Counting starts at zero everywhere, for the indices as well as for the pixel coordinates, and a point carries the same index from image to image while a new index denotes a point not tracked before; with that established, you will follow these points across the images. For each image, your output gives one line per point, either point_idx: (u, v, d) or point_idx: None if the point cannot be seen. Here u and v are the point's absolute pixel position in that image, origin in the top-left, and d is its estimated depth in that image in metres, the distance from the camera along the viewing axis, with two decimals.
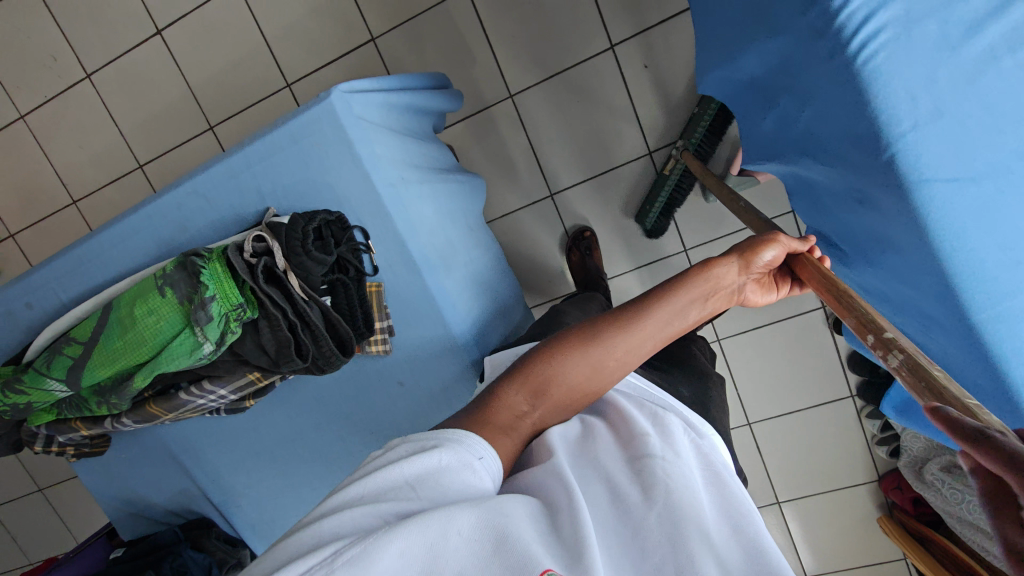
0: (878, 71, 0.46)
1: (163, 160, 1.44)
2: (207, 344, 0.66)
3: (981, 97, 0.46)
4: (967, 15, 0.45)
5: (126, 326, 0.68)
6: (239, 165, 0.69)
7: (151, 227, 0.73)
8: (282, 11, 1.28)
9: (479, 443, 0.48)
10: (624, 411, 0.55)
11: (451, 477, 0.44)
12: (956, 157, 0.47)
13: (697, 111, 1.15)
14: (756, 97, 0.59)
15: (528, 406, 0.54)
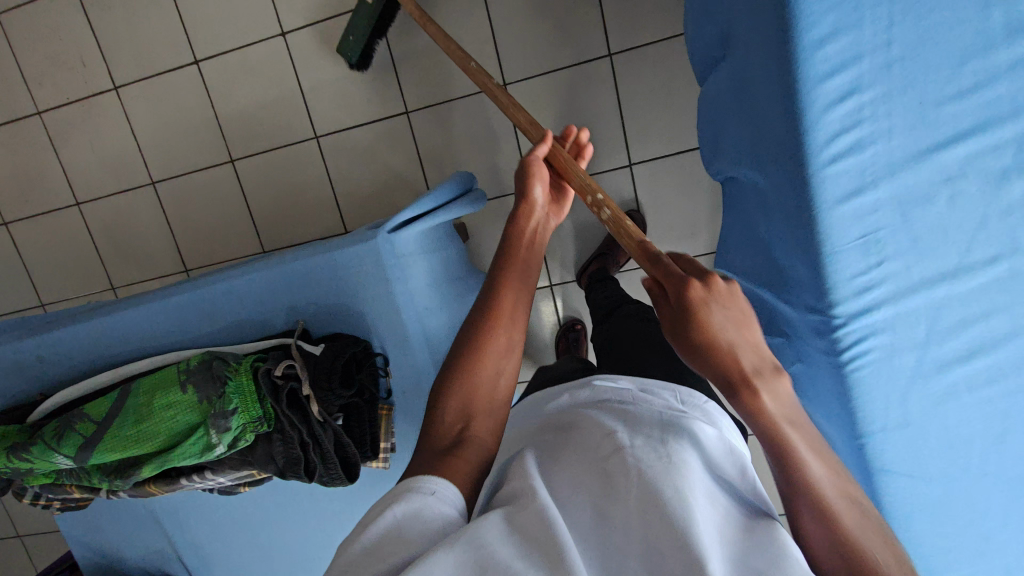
0: (861, 379, 0.57)
1: (177, 181, 1.44)
2: (219, 446, 0.70)
3: (942, 419, 0.58)
4: (939, 357, 0.56)
5: (142, 416, 0.71)
6: (279, 279, 0.73)
7: (180, 314, 0.76)
8: (323, 68, 1.32)
9: (432, 481, 0.48)
10: (588, 413, 0.53)
11: (410, 523, 0.44)
12: (911, 459, 0.59)
13: None
14: (763, 321, 0.69)
15: (457, 424, 0.55)
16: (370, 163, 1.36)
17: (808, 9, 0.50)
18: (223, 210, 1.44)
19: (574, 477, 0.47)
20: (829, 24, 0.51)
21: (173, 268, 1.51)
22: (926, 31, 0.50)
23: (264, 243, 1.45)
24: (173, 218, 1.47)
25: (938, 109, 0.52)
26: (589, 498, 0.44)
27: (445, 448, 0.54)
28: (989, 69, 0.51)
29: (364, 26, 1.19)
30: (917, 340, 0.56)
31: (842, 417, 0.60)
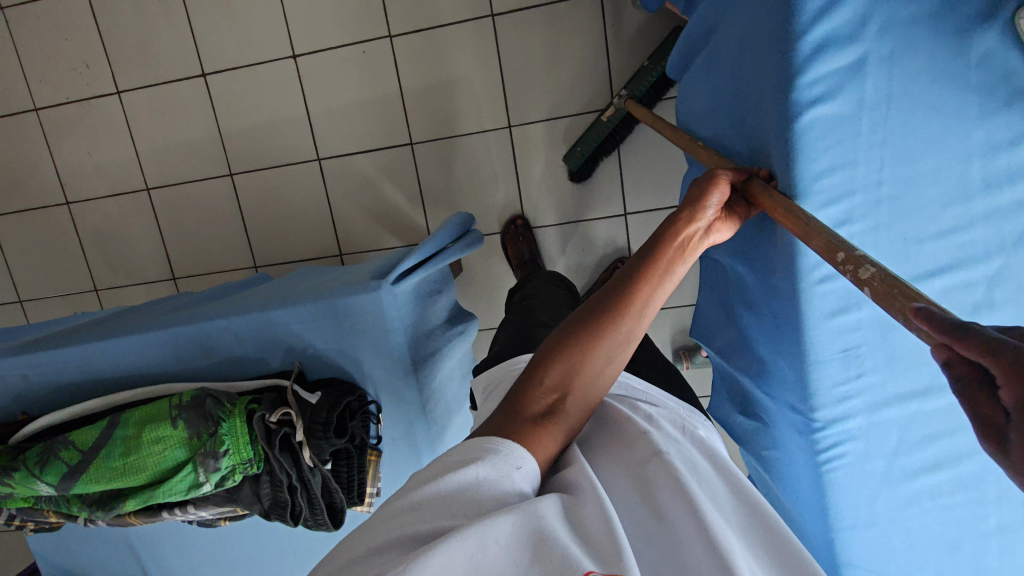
0: (834, 480, 0.59)
1: (173, 190, 1.44)
2: (206, 485, 0.70)
3: (906, 524, 0.61)
4: (908, 466, 0.58)
5: (130, 449, 0.71)
6: (278, 320, 0.74)
7: (174, 345, 0.76)
8: (332, 93, 1.33)
9: (520, 455, 0.48)
10: (623, 413, 0.57)
11: (490, 488, 0.45)
12: (875, 555, 0.62)
13: (646, 65, 1.16)
14: (742, 401, 0.73)
15: (558, 400, 0.53)
16: (370, 190, 1.37)
17: (809, 143, 0.50)
18: (217, 222, 1.44)
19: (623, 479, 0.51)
20: (826, 159, 0.51)
21: (160, 276, 1.50)
22: (911, 176, 0.52)
23: (255, 259, 1.45)
24: (165, 226, 1.47)
25: (919, 245, 0.53)
26: (634, 497, 0.48)
27: (538, 417, 0.52)
28: (968, 215, 0.52)
29: (596, 138, 1.21)
30: (887, 451, 0.58)
31: (814, 510, 0.63)
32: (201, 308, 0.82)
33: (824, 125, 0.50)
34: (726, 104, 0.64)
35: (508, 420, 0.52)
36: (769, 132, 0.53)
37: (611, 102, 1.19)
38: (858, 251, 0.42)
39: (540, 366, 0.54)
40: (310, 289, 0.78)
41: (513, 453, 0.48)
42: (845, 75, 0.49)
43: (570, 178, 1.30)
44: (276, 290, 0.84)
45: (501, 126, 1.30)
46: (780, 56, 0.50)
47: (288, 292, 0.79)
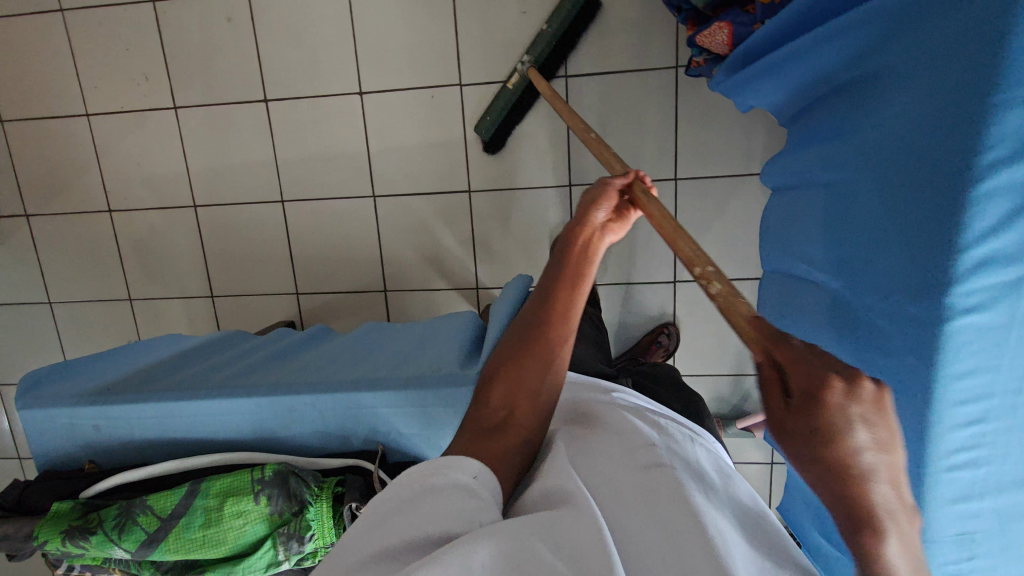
0: None
1: (222, 210, 1.43)
2: (285, 562, 0.70)
3: None
4: None
5: (210, 521, 0.71)
6: (365, 401, 0.75)
7: (257, 414, 0.77)
8: (395, 134, 1.33)
9: (473, 464, 0.50)
10: (627, 424, 0.59)
11: (453, 497, 0.47)
12: None
13: (545, 28, 1.19)
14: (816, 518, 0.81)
15: (512, 399, 0.58)
16: (423, 231, 1.38)
17: (954, 353, 0.48)
18: (264, 246, 1.44)
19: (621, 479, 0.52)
20: (973, 362, 0.48)
21: (198, 292, 1.50)
22: None
23: (298, 286, 1.46)
24: (209, 245, 1.46)
25: None
26: (635, 495, 0.50)
27: (493, 429, 0.57)
28: None
29: (498, 102, 1.25)
30: None
31: None
32: (282, 375, 0.83)
33: (978, 335, 0.48)
34: (836, 262, 0.65)
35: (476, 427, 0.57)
36: (909, 326, 0.52)
37: (517, 69, 1.23)
38: (708, 265, 0.55)
39: (495, 370, 0.61)
40: (396, 371, 0.79)
41: (476, 468, 0.51)
42: (995, 286, 0.47)
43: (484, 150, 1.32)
44: (354, 362, 0.85)
45: (562, 184, 1.31)
46: (926, 257, 0.50)
47: (369, 370, 0.80)
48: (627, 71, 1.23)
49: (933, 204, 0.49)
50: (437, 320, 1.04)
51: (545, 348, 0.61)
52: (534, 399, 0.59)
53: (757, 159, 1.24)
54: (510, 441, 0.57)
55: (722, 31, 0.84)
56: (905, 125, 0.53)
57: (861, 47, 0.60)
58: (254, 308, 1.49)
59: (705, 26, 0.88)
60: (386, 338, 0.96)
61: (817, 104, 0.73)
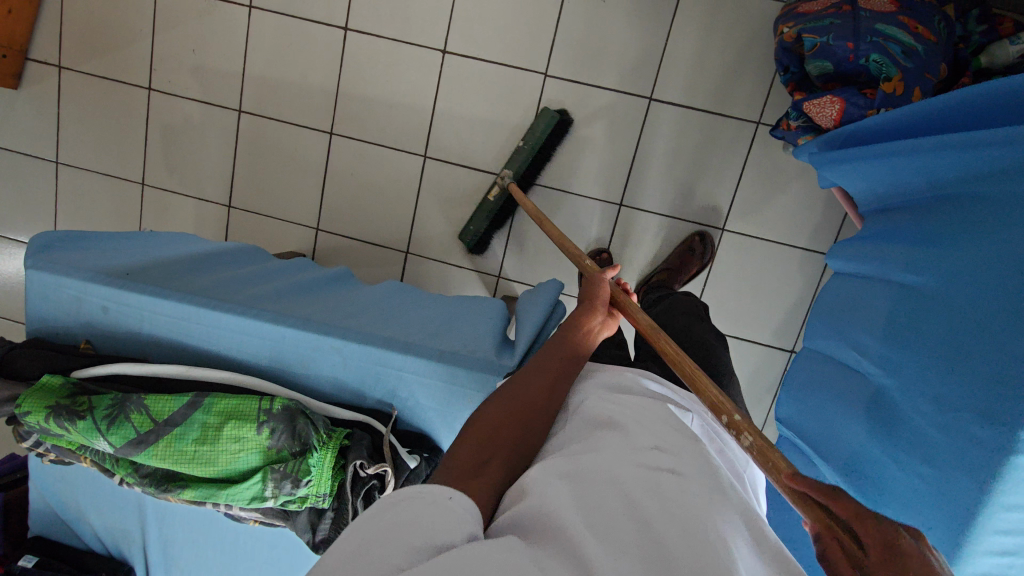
0: None
1: (266, 123, 1.38)
2: (270, 500, 0.68)
3: None
4: None
5: (206, 438, 0.68)
6: (393, 363, 0.73)
7: (277, 344, 0.74)
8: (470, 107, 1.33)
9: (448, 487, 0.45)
10: (629, 428, 0.54)
11: (426, 513, 0.42)
12: None
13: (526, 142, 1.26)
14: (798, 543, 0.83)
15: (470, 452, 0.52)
16: (462, 205, 1.36)
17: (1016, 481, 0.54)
18: (296, 173, 1.39)
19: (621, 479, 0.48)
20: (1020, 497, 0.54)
21: (214, 198, 1.44)
22: None
23: (319, 222, 1.42)
24: (241, 154, 1.40)
25: None
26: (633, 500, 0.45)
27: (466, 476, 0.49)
28: None
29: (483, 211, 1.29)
30: None
31: None
32: (307, 310, 0.80)
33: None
34: (888, 361, 0.65)
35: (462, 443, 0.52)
36: (973, 448, 0.55)
37: (496, 182, 1.27)
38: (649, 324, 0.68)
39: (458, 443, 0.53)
40: (430, 340, 0.77)
41: (452, 490, 0.45)
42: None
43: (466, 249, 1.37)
44: (379, 319, 0.82)
45: (612, 201, 1.31)
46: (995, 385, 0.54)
47: (400, 331, 0.78)
48: (710, 112, 1.24)
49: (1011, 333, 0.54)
50: (458, 299, 1.02)
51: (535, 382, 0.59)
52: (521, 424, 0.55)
53: (805, 234, 1.25)
54: (494, 473, 0.51)
55: (834, 106, 0.84)
56: (1005, 251, 0.56)
57: (981, 163, 0.61)
58: (268, 231, 1.44)
59: (813, 97, 0.88)
60: (408, 306, 0.93)
61: (903, 204, 0.72)
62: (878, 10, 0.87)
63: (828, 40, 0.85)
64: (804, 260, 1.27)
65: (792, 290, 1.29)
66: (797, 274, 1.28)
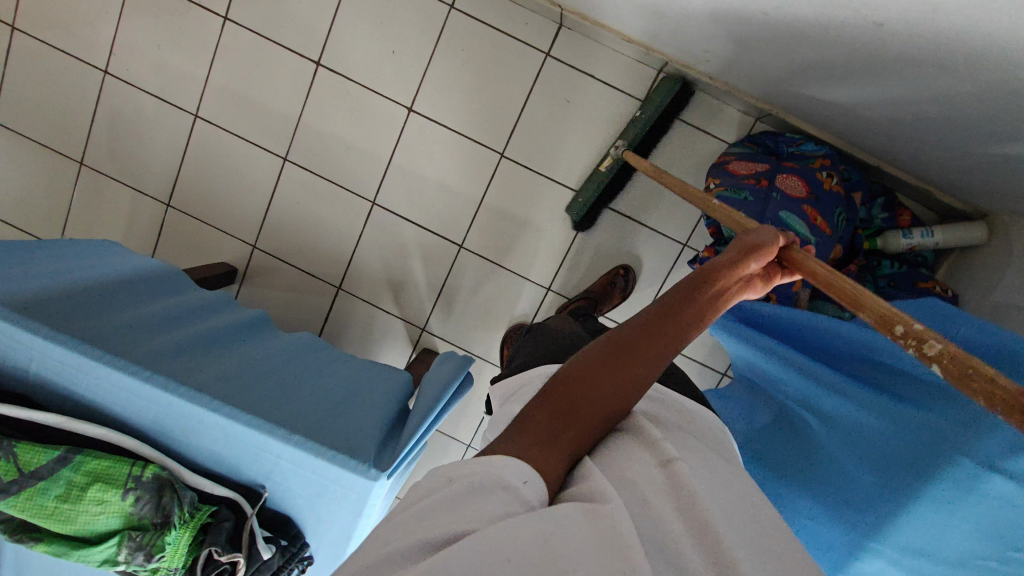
0: None
1: (221, 134, 1.37)
2: (122, 564, 0.71)
3: None
4: None
5: (68, 496, 0.71)
6: (272, 448, 0.77)
7: (164, 410, 0.76)
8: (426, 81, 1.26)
9: (521, 467, 0.46)
10: (642, 422, 0.58)
11: (492, 499, 0.43)
12: None
13: (654, 101, 1.21)
14: None
15: (549, 425, 0.51)
16: (401, 255, 1.39)
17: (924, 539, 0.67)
18: (243, 188, 1.40)
19: (638, 470, 0.51)
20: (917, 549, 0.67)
21: (154, 193, 1.42)
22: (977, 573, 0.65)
23: (258, 240, 1.42)
24: (190, 157, 1.39)
25: None
26: (642, 494, 0.48)
27: (544, 437, 0.50)
28: None
29: (591, 187, 1.27)
30: None
31: None
32: (206, 374, 0.82)
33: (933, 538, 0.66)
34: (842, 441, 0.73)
35: (551, 405, 0.53)
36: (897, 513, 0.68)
37: (610, 152, 1.23)
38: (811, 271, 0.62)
39: (552, 396, 0.54)
40: (315, 426, 0.81)
41: (529, 473, 0.46)
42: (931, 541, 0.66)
43: (348, 236, 1.40)
44: (274, 392, 0.85)
45: (542, 282, 1.37)
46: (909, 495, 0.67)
47: (289, 411, 0.81)
48: (646, 224, 1.33)
49: (874, 510, 0.69)
50: (367, 367, 1.07)
51: (653, 360, 0.56)
52: (625, 394, 0.55)
53: (705, 351, 1.35)
54: (574, 434, 0.52)
55: None
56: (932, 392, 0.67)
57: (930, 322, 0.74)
58: (202, 237, 1.43)
59: None
60: (313, 372, 0.96)
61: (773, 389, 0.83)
62: (789, 195, 0.97)
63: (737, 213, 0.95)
64: (700, 374, 1.37)
65: None
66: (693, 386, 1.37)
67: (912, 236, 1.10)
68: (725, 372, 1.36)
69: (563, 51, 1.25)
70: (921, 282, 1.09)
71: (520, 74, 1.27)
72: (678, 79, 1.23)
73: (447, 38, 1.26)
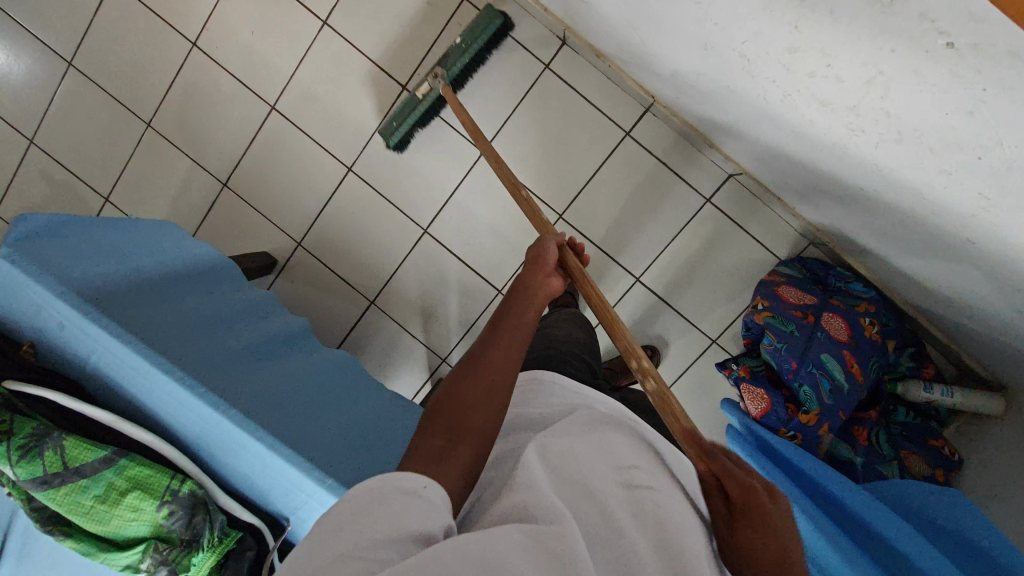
0: None
1: (293, 130, 1.39)
2: (143, 572, 0.74)
3: None
4: None
5: (106, 498, 0.73)
6: (306, 488, 0.79)
7: (211, 428, 0.78)
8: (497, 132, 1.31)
9: (419, 476, 0.53)
10: (609, 441, 0.65)
11: (401, 503, 0.50)
12: None
13: (471, 34, 1.19)
14: None
15: (430, 444, 0.57)
16: (441, 284, 1.42)
17: None
18: (301, 186, 1.41)
19: None
20: None
21: (213, 170, 1.43)
22: None
23: (304, 239, 1.44)
24: (257, 144, 1.41)
25: None
26: None
27: (437, 455, 0.56)
28: None
29: (410, 115, 1.25)
30: None
31: None
32: (252, 395, 0.84)
33: None
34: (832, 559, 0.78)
35: (431, 429, 0.58)
36: None
37: (427, 80, 1.21)
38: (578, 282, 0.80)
39: (429, 419, 0.60)
40: (347, 471, 0.83)
41: (427, 480, 0.53)
42: None
43: (392, 256, 1.42)
44: (314, 427, 0.87)
45: None
46: None
47: (323, 450, 0.84)
48: (680, 313, 1.34)
49: None
50: (393, 403, 1.09)
51: (502, 356, 0.65)
52: (492, 386, 0.62)
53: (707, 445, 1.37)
54: (462, 443, 0.58)
55: (761, 403, 0.99)
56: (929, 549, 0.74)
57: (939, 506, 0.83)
58: (251, 224, 1.45)
59: (752, 382, 1.02)
60: (345, 403, 0.99)
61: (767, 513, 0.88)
62: (833, 337, 1.01)
63: (781, 347, 0.99)
64: None
65: None
66: None
67: (932, 391, 1.14)
68: None
69: (641, 133, 1.29)
70: (931, 438, 1.13)
71: (596, 146, 1.30)
72: (744, 186, 1.27)
73: (534, 95, 1.30)
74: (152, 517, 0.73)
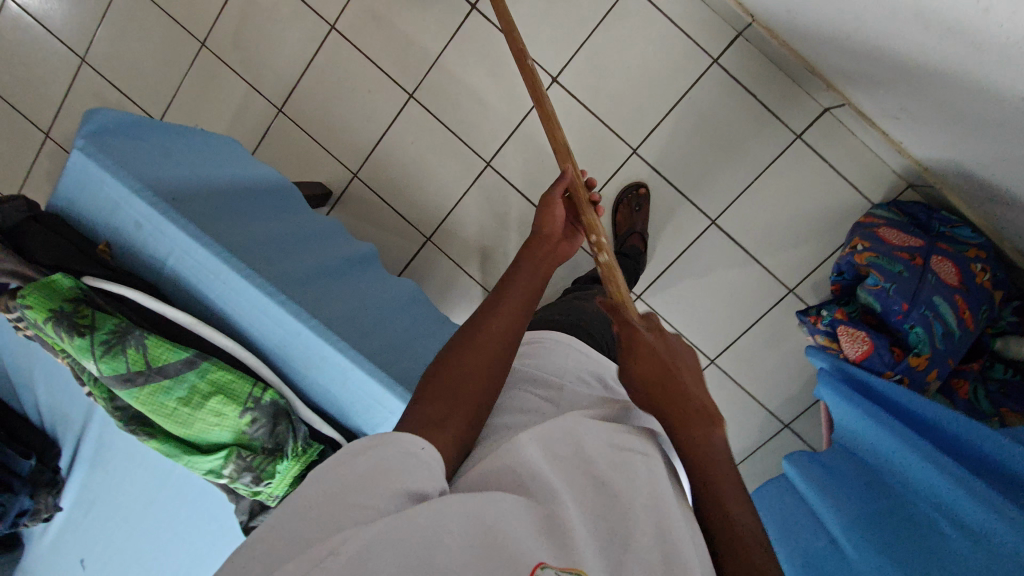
0: None
1: (354, 53, 1.32)
2: (224, 477, 0.72)
3: None
4: None
5: (189, 401, 0.70)
6: (389, 404, 0.75)
7: (293, 337, 0.75)
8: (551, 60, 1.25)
9: (417, 438, 0.48)
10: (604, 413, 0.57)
11: (397, 462, 0.45)
12: None
13: None
14: None
15: (420, 411, 0.53)
16: (500, 222, 1.35)
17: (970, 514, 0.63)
18: (359, 114, 1.35)
19: None
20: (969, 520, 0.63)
21: (269, 94, 1.38)
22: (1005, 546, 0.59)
23: (360, 170, 1.38)
24: (315, 67, 1.34)
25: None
26: None
27: (428, 422, 0.51)
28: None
29: None
30: None
31: None
32: (331, 307, 0.80)
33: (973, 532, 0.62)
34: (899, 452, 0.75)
35: (427, 394, 0.54)
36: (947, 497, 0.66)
37: None
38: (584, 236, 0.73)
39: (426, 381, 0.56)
40: None
41: (425, 442, 0.48)
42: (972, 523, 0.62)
43: (451, 190, 1.36)
44: (394, 345, 0.84)
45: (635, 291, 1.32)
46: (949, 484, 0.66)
47: (402, 369, 0.80)
48: (755, 260, 1.26)
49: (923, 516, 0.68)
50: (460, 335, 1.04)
51: (500, 326, 0.60)
52: (488, 362, 0.57)
53: (777, 400, 1.29)
54: (460, 414, 0.53)
55: (862, 345, 0.92)
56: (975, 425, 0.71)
57: None
58: (307, 152, 1.39)
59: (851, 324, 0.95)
60: (419, 329, 0.95)
61: (854, 452, 0.85)
62: (943, 281, 0.93)
63: (889, 287, 0.92)
64: (764, 423, 1.31)
65: (744, 442, 1.32)
66: (753, 434, 1.32)
67: None
68: (788, 425, 1.30)
69: (730, 61, 1.19)
70: None
71: (678, 75, 1.21)
72: (841, 123, 1.17)
73: (615, 19, 1.21)
74: (233, 423, 0.71)
